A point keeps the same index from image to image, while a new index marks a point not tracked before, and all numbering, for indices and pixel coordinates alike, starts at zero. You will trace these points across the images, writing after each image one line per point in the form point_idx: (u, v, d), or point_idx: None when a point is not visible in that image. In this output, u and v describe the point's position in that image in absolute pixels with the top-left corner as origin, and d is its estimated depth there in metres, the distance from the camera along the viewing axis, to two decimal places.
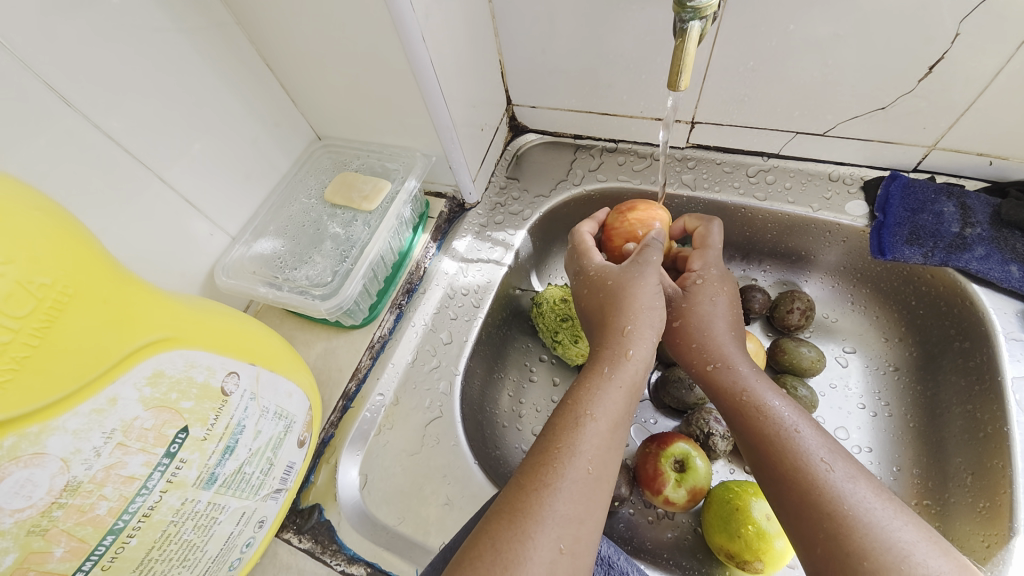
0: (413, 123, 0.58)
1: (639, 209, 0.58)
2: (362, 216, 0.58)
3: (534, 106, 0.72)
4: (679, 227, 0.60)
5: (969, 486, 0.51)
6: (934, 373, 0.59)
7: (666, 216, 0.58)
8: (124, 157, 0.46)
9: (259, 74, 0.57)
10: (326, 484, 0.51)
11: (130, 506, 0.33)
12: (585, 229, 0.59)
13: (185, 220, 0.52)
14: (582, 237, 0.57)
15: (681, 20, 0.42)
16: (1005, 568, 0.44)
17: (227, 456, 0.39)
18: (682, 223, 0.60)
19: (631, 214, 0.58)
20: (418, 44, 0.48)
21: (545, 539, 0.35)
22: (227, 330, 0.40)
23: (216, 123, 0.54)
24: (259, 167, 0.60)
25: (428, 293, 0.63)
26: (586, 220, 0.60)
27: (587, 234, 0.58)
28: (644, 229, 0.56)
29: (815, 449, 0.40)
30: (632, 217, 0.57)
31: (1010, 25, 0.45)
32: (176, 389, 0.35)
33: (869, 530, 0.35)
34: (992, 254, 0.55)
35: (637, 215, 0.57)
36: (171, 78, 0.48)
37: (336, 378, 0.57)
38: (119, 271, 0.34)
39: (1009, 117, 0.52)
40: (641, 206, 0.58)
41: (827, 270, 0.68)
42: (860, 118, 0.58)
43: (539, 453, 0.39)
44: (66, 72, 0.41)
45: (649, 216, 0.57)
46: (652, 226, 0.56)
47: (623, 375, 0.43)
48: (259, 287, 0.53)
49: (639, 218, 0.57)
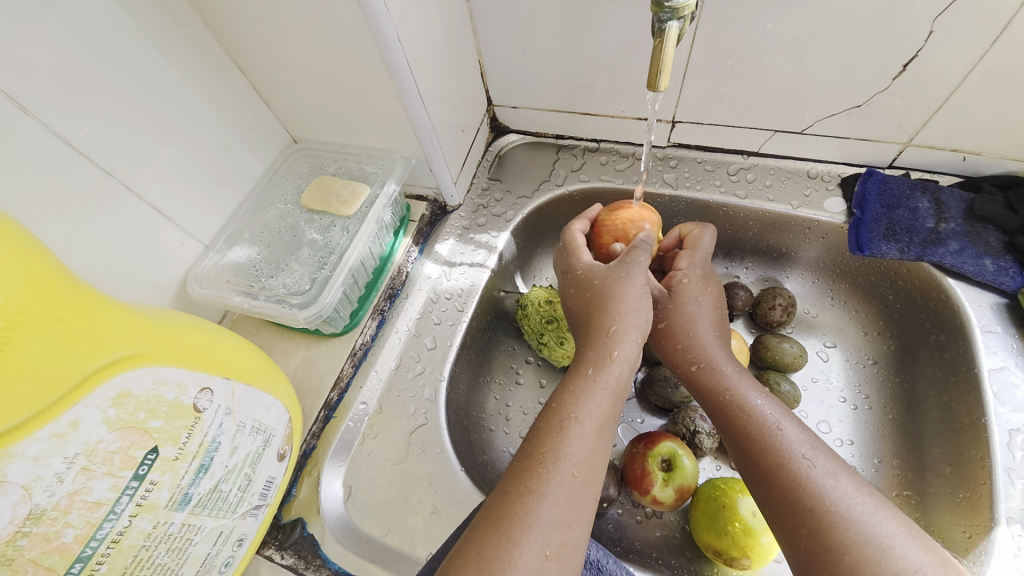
0: (392, 125, 0.57)
1: (634, 209, 0.57)
2: (340, 221, 0.57)
3: (515, 106, 0.71)
4: (674, 237, 0.60)
5: (948, 476, 0.52)
6: (912, 365, 0.61)
7: (658, 223, 0.58)
8: (87, 165, 0.44)
9: (229, 77, 0.55)
10: (308, 498, 0.50)
11: (98, 532, 0.32)
12: (577, 227, 0.59)
13: (154, 229, 0.50)
14: (573, 235, 0.57)
15: (659, 20, 0.42)
16: (987, 559, 0.45)
17: (202, 474, 0.37)
18: (678, 233, 0.59)
19: (624, 213, 0.57)
20: (395, 45, 0.47)
21: (531, 546, 0.34)
22: (199, 343, 0.39)
23: (185, 128, 0.52)
24: (232, 173, 0.58)
25: (411, 297, 0.62)
26: (580, 217, 0.59)
27: (578, 232, 0.58)
28: (634, 232, 0.56)
29: (797, 446, 0.40)
30: (624, 217, 0.57)
31: (980, 24, 0.46)
32: (144, 408, 0.34)
33: (850, 525, 0.35)
34: (966, 249, 0.56)
35: (630, 215, 0.57)
36: (134, 82, 0.46)
37: (317, 388, 0.56)
38: (80, 288, 0.33)
39: (980, 114, 0.53)
40: (636, 207, 0.58)
41: (808, 267, 0.69)
42: (836, 116, 0.58)
43: (524, 459, 0.39)
44: (22, 77, 0.39)
45: (642, 218, 0.57)
46: (642, 228, 0.56)
47: (608, 376, 0.43)
48: (233, 297, 0.52)
49: (629, 219, 0.56)
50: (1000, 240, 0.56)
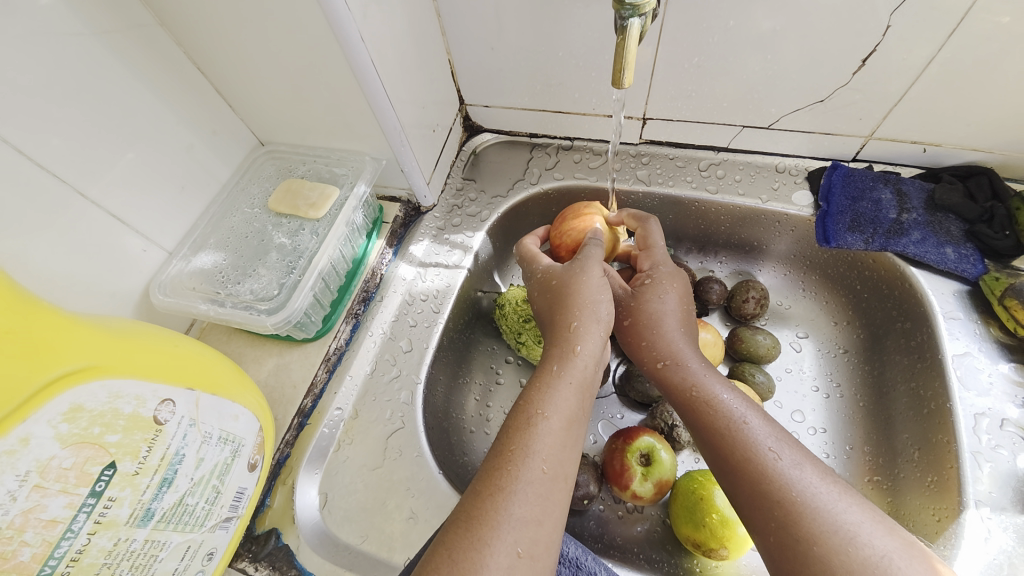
0: (361, 126, 0.56)
1: (572, 218, 0.58)
2: (309, 224, 0.56)
3: (487, 106, 0.71)
4: (617, 220, 0.59)
5: (917, 461, 0.54)
6: (880, 353, 0.62)
7: (602, 216, 0.58)
8: (39, 173, 0.42)
9: (189, 79, 0.53)
10: (282, 507, 0.49)
11: (56, 551, 0.30)
12: (529, 242, 0.59)
13: (114, 237, 0.49)
14: (527, 247, 0.57)
15: (621, 17, 0.42)
16: (957, 541, 0.46)
17: (165, 488, 0.36)
18: (621, 219, 0.59)
19: (569, 221, 0.58)
20: (358, 43, 0.46)
21: (502, 545, 0.34)
22: (159, 353, 0.37)
23: (144, 133, 0.50)
24: (196, 178, 0.56)
25: (386, 300, 0.61)
26: (530, 233, 0.60)
27: (531, 244, 0.58)
28: (584, 233, 0.56)
29: (763, 438, 0.41)
30: (568, 227, 0.58)
31: (934, 19, 0.47)
32: (100, 422, 0.32)
33: (817, 515, 0.36)
34: (928, 238, 0.58)
35: (574, 222, 0.58)
36: (89, 87, 0.45)
37: (291, 395, 0.55)
38: (30, 299, 0.32)
39: (935, 106, 0.55)
40: (572, 216, 0.59)
41: (779, 259, 0.70)
42: (801, 111, 0.60)
43: (494, 458, 0.39)
44: None
45: (585, 221, 0.57)
46: (590, 228, 0.56)
47: (574, 372, 0.43)
48: (199, 304, 0.50)
49: (575, 224, 0.57)
50: (960, 228, 0.58)
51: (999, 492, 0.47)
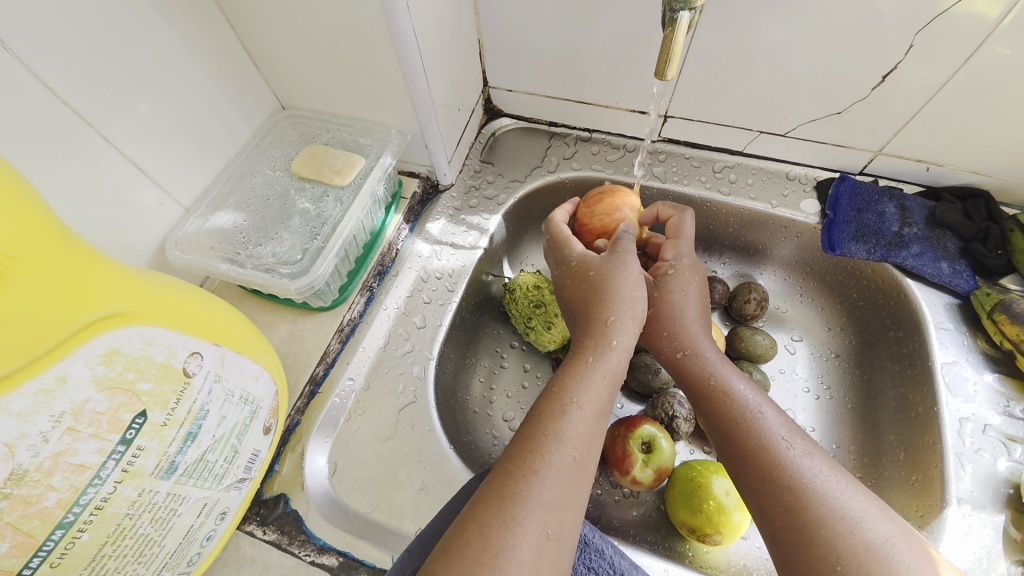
0: (391, 97, 0.56)
1: (608, 200, 0.59)
2: (333, 191, 0.55)
3: (511, 90, 0.71)
4: (651, 214, 0.60)
5: (903, 461, 0.57)
6: (871, 359, 0.65)
7: (636, 205, 0.59)
8: (65, 113, 0.41)
9: (217, 33, 0.52)
10: (292, 473, 0.49)
11: (82, 497, 0.30)
12: (558, 219, 0.60)
13: (133, 187, 0.47)
14: (558, 227, 0.58)
15: (671, 9, 0.42)
16: (940, 534, 0.49)
17: (189, 443, 0.36)
18: (655, 211, 0.59)
19: (600, 206, 0.59)
20: (403, 12, 0.46)
21: (533, 525, 0.35)
22: (188, 306, 0.37)
23: (169, 84, 0.49)
24: (217, 135, 0.55)
25: (401, 275, 0.61)
26: (559, 208, 0.60)
27: (561, 223, 0.59)
28: (616, 223, 0.58)
29: (776, 428, 0.43)
30: (602, 209, 0.58)
31: (955, 43, 0.50)
32: (133, 368, 0.32)
33: (824, 501, 0.38)
34: (926, 252, 0.61)
35: (606, 207, 0.58)
36: (120, 30, 0.43)
37: (303, 362, 0.54)
38: (70, 237, 0.31)
39: (943, 128, 0.58)
40: (609, 195, 0.59)
41: (781, 264, 0.72)
42: (817, 121, 0.62)
43: (525, 440, 0.40)
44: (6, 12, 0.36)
45: (619, 206, 0.58)
46: (621, 217, 0.58)
47: (607, 363, 0.44)
48: (218, 263, 0.49)
49: (606, 210, 0.58)
50: (957, 245, 0.61)
51: (980, 491, 0.51)
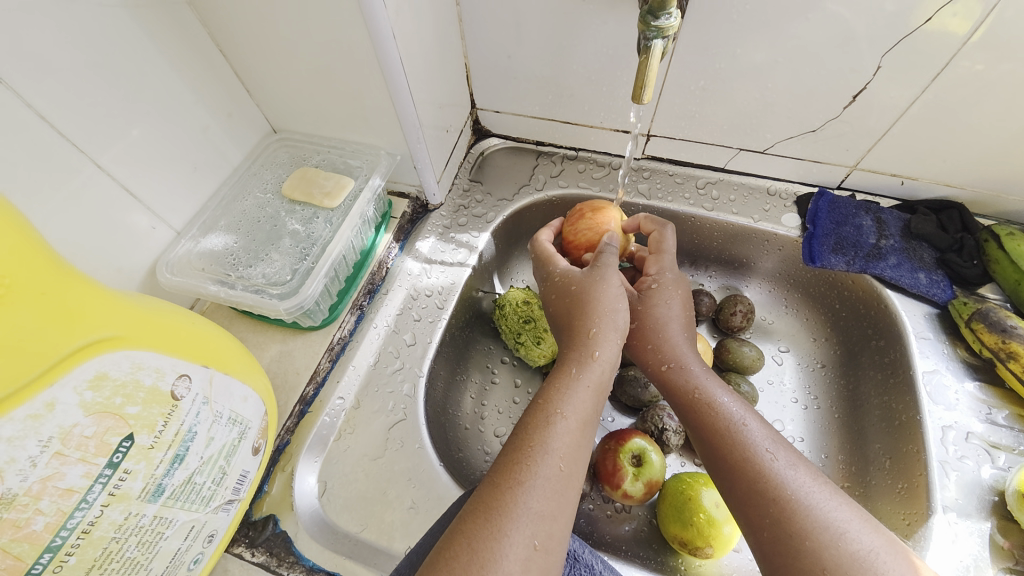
0: (380, 120, 0.57)
1: (590, 216, 0.60)
2: (323, 213, 0.57)
3: (497, 111, 0.73)
4: (634, 224, 0.61)
5: (889, 469, 0.57)
6: (855, 368, 0.66)
7: (619, 218, 0.61)
8: (59, 141, 0.42)
9: (209, 60, 0.53)
10: (281, 493, 0.49)
11: (69, 521, 0.30)
12: (543, 238, 0.61)
13: (124, 211, 0.48)
14: (543, 245, 0.59)
15: (645, 38, 0.46)
16: (927, 543, 0.49)
17: (177, 465, 0.36)
18: (638, 222, 0.61)
19: (584, 222, 0.60)
20: (389, 40, 0.48)
21: (520, 536, 0.35)
22: (177, 329, 0.37)
23: (162, 110, 0.50)
24: (209, 159, 0.56)
25: (391, 294, 0.61)
26: (543, 227, 0.61)
27: (546, 242, 0.60)
28: (601, 235, 0.59)
29: (761, 440, 0.43)
30: (584, 224, 0.60)
31: (919, 63, 0.52)
32: (121, 392, 0.32)
33: (809, 512, 0.38)
34: (903, 263, 0.63)
35: (590, 222, 0.60)
36: (113, 60, 0.45)
37: (293, 382, 0.55)
38: (62, 264, 0.31)
39: (913, 143, 0.60)
40: (592, 211, 0.61)
41: (765, 276, 0.74)
42: (794, 138, 0.64)
43: (511, 452, 0.40)
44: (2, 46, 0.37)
45: (602, 221, 0.59)
46: (606, 230, 0.59)
47: (591, 375, 0.45)
48: (208, 285, 0.50)
49: (588, 226, 0.59)
50: (933, 256, 0.63)
51: (964, 498, 0.51)
